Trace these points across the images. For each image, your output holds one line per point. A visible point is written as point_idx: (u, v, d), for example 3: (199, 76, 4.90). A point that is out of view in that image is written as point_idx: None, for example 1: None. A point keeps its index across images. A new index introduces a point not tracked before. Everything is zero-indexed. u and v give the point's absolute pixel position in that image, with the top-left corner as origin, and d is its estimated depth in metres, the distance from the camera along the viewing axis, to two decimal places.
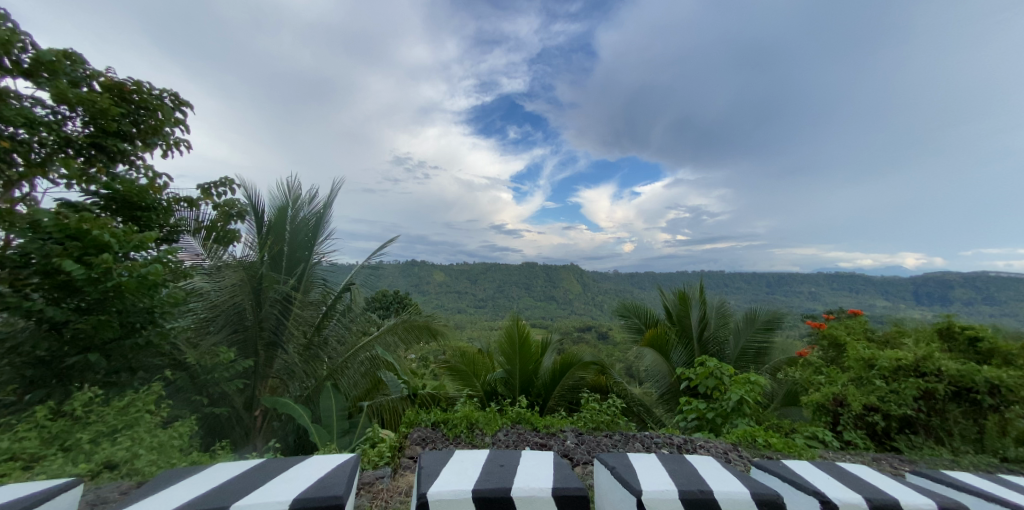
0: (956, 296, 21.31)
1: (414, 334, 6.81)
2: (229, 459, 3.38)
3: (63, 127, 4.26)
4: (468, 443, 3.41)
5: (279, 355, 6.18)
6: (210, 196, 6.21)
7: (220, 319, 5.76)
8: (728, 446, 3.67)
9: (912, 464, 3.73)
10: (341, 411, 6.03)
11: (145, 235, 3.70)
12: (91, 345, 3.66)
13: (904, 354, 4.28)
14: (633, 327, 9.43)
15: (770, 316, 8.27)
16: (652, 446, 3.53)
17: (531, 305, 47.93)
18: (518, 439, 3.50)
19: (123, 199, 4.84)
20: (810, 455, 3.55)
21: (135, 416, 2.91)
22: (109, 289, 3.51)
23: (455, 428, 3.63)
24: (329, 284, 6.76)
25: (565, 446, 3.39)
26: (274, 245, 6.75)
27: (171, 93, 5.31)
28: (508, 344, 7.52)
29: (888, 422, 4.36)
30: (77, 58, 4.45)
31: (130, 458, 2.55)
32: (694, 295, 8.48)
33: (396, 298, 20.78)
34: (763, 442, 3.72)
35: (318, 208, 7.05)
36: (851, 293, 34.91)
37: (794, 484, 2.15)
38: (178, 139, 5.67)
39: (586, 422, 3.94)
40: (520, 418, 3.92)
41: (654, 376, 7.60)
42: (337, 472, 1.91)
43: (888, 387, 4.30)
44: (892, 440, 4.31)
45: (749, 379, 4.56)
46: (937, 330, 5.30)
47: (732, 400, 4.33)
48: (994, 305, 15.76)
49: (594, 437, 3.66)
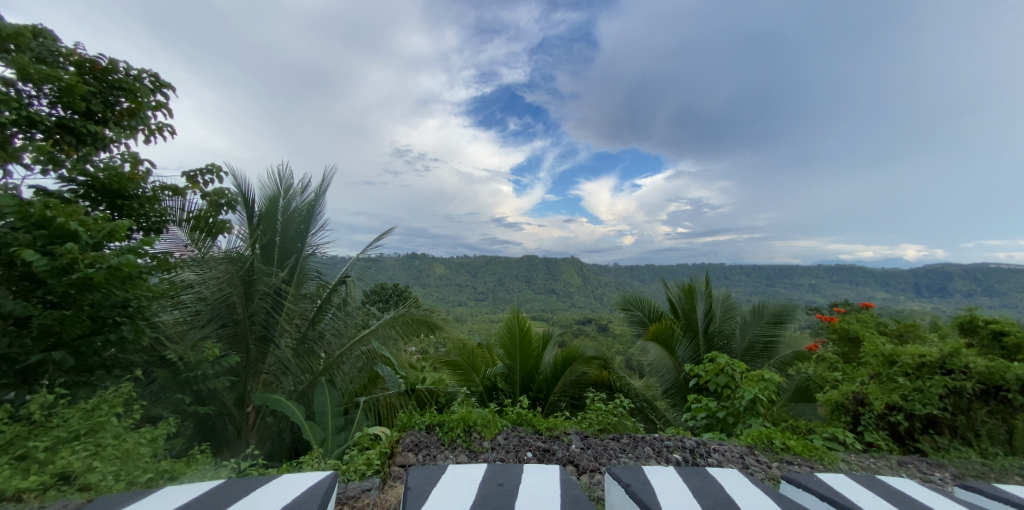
0: (957, 288, 21.13)
1: (411, 328, 6.57)
2: (204, 464, 3.11)
3: (28, 107, 3.99)
4: (466, 448, 3.14)
5: (271, 351, 5.96)
6: (197, 184, 5.94)
7: (209, 312, 5.51)
8: (744, 449, 3.39)
9: (942, 468, 3.48)
10: (335, 408, 5.81)
11: (117, 224, 3.46)
12: (59, 342, 3.42)
13: (927, 351, 4.06)
14: (634, 320, 9.20)
15: (778, 309, 8.02)
16: (663, 451, 3.27)
17: (531, 299, 47.75)
18: (520, 443, 3.25)
19: (103, 187, 4.59)
20: (832, 459, 3.30)
21: (100, 420, 2.65)
22: (76, 282, 3.26)
23: (451, 431, 3.31)
24: (324, 278, 6.51)
25: (570, 451, 3.13)
26: (266, 236, 6.51)
27: (150, 74, 5.06)
28: (507, 338, 7.27)
29: (912, 422, 4.09)
30: (44, 36, 4.20)
31: (85, 470, 2.27)
32: (700, 288, 8.23)
33: (396, 290, 20.55)
34: (780, 445, 3.44)
35: (311, 197, 6.74)
36: (850, 285, 34.70)
37: (835, 504, 1.89)
38: (160, 124, 5.43)
39: (591, 423, 3.65)
40: (521, 419, 3.63)
41: (658, 371, 7.38)
42: (302, 502, 1.62)
43: (912, 385, 4.06)
44: (915, 441, 4.07)
45: (763, 377, 4.30)
46: (958, 324, 5.06)
47: (745, 398, 4.08)
48: (997, 298, 15.51)
49: (600, 440, 3.39)
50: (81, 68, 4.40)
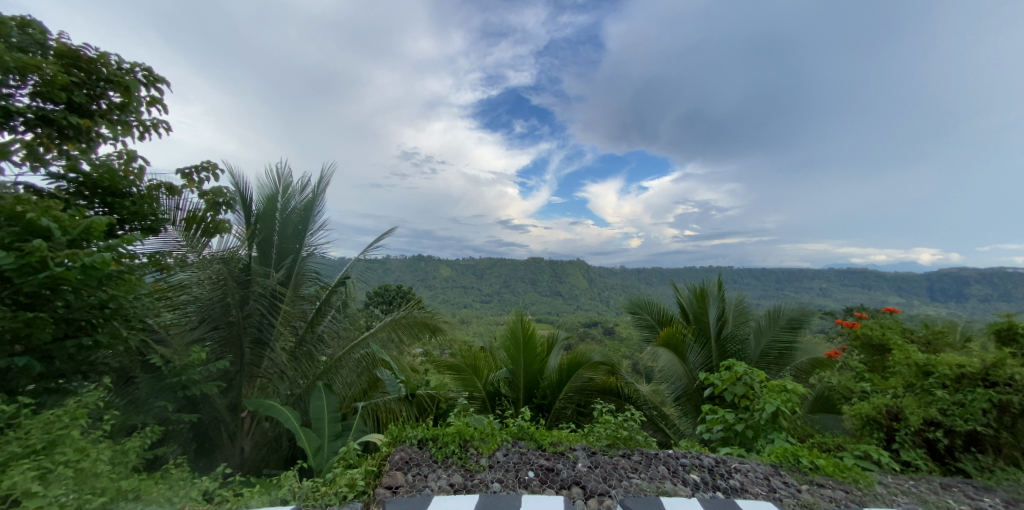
0: (973, 293, 20.55)
1: (412, 332, 6.32)
2: (177, 480, 2.84)
3: (7, 99, 3.80)
4: (461, 467, 2.85)
5: (266, 354, 5.72)
6: (193, 183, 5.74)
7: (200, 314, 5.29)
8: (768, 469, 3.08)
9: (991, 493, 3.15)
10: (332, 414, 5.54)
11: (92, 221, 3.24)
12: (29, 345, 3.22)
13: (967, 361, 3.72)
14: (643, 324, 8.88)
15: (796, 314, 7.64)
16: (680, 471, 2.96)
17: (537, 301, 47.36)
18: (521, 461, 2.96)
19: (94, 184, 4.40)
20: (868, 481, 2.98)
21: (58, 434, 2.40)
22: (46, 282, 3.04)
23: (445, 447, 3.04)
24: (322, 277, 6.30)
25: (576, 471, 2.84)
26: (262, 235, 6.29)
27: (143, 67, 4.85)
28: (511, 342, 6.99)
29: (952, 439, 3.76)
30: (30, 26, 4.00)
31: (27, 494, 1.99)
32: (712, 292, 7.94)
33: (399, 292, 20.33)
34: (809, 465, 3.12)
35: (309, 196, 6.50)
36: (862, 289, 33.95)
37: None
38: (156, 121, 5.19)
39: (598, 437, 3.33)
40: (522, 433, 3.30)
41: (668, 378, 7.02)
42: None
43: (952, 399, 3.74)
44: (957, 461, 3.73)
45: (785, 387, 3.97)
46: (993, 333, 4.74)
47: (766, 411, 3.77)
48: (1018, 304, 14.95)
49: (609, 458, 3.09)
50: (66, 58, 4.18)
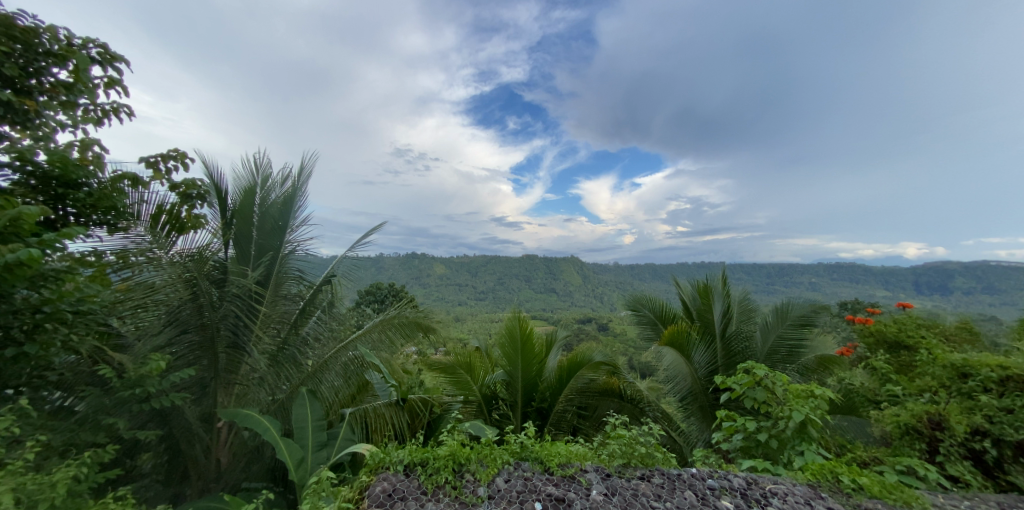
0: (957, 286, 20.76)
1: (404, 332, 5.87)
2: None
3: None
4: (454, 503, 2.43)
5: (244, 360, 5.24)
6: (160, 173, 5.16)
7: (169, 317, 4.78)
8: (807, 491, 2.72)
9: None
10: (318, 421, 5.09)
11: (20, 211, 2.79)
12: None
13: (1013, 362, 3.42)
14: (644, 322, 8.43)
15: (806, 311, 7.26)
16: (710, 498, 2.59)
17: (530, 299, 47.04)
18: (527, 490, 2.56)
19: (44, 174, 3.91)
20: (922, 505, 2.60)
21: None
22: None
23: (436, 474, 2.61)
24: (307, 277, 5.84)
25: (591, 502, 2.46)
26: (239, 230, 5.76)
27: (97, 43, 4.36)
28: (507, 343, 6.57)
29: (1001, 450, 3.41)
30: None
31: None
32: (717, 287, 7.57)
33: (392, 290, 19.87)
34: (852, 485, 2.76)
35: (289, 188, 5.96)
36: (850, 281, 34.05)
37: None
38: (117, 105, 4.70)
39: (612, 455, 2.92)
40: (525, 452, 2.87)
41: (673, 378, 6.58)
42: None
43: (999, 405, 3.39)
44: (1007, 474, 3.37)
45: (811, 392, 3.60)
46: None
47: (795, 421, 3.37)
48: (1003, 299, 15.08)
49: (627, 482, 2.71)
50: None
